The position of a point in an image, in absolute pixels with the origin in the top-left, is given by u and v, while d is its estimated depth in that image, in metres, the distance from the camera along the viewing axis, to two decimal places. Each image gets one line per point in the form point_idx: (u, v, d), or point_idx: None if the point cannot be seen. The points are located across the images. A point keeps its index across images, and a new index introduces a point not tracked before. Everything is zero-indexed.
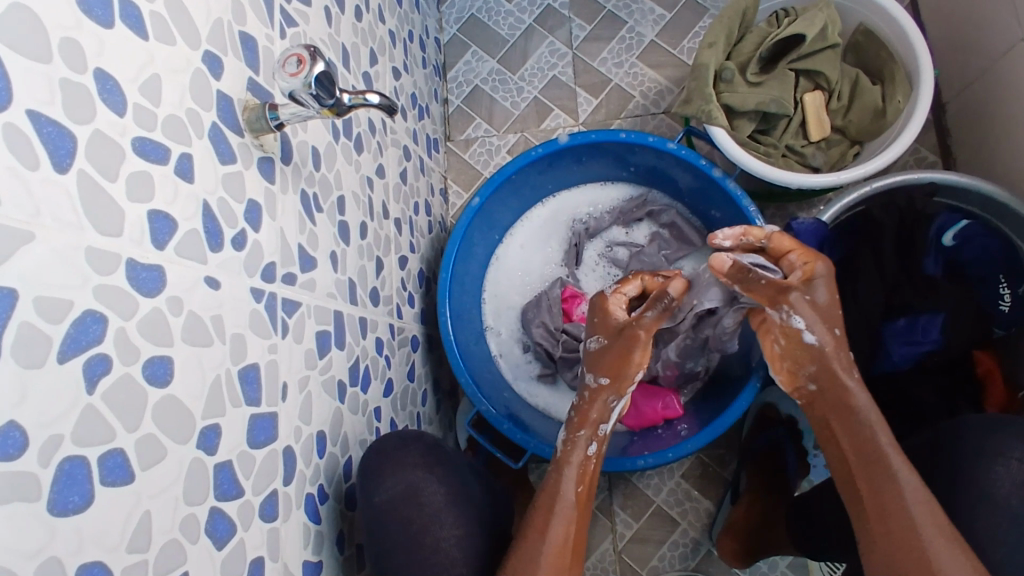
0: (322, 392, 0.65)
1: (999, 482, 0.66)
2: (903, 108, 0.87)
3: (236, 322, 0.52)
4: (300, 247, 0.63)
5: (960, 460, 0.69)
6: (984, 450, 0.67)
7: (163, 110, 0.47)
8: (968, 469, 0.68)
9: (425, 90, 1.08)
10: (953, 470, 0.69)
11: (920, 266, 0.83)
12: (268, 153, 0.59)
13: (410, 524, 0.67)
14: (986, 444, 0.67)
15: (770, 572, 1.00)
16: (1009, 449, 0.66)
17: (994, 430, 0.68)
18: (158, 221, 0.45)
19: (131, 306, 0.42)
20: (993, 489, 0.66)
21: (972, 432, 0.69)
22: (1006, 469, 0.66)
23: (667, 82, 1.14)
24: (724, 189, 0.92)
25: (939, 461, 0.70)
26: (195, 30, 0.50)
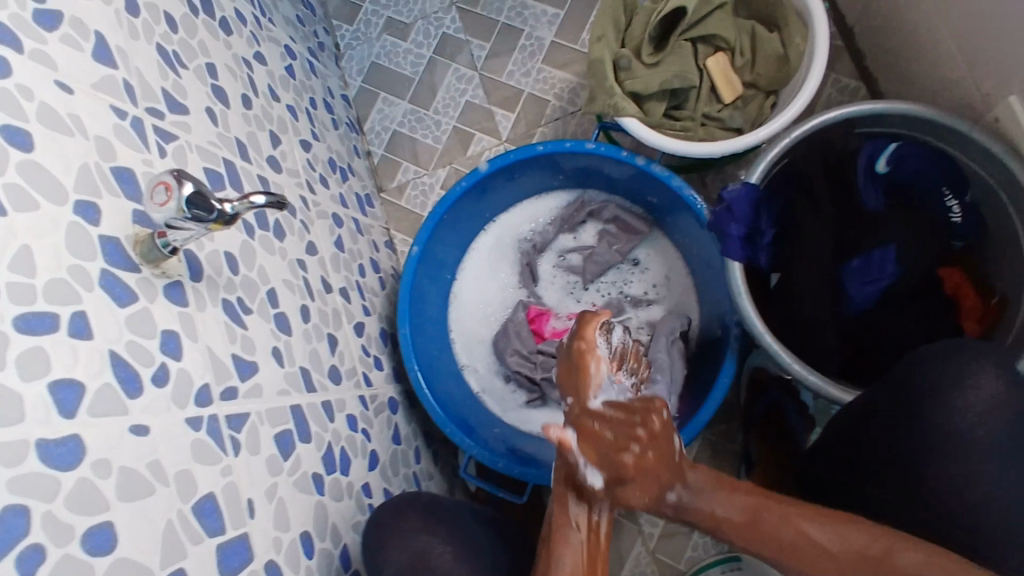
0: (296, 492, 0.64)
1: (968, 411, 0.66)
2: (804, 50, 0.87)
3: (178, 459, 0.51)
4: (234, 357, 0.62)
5: (920, 402, 0.68)
6: (951, 382, 0.66)
7: (42, 277, 0.46)
8: (929, 409, 0.67)
9: (342, 150, 1.08)
10: (920, 408, 0.68)
11: (862, 204, 0.84)
12: (173, 277, 0.58)
13: None
14: (949, 377, 0.67)
15: None
16: (967, 378, 0.66)
17: (952, 360, 0.67)
18: (62, 390, 0.44)
19: (52, 485, 0.41)
20: (967, 419, 0.66)
21: (927, 367, 0.68)
22: (967, 399, 0.66)
23: (577, 79, 1.13)
24: (653, 174, 0.91)
25: (903, 407, 0.69)
26: (60, 185, 0.49)
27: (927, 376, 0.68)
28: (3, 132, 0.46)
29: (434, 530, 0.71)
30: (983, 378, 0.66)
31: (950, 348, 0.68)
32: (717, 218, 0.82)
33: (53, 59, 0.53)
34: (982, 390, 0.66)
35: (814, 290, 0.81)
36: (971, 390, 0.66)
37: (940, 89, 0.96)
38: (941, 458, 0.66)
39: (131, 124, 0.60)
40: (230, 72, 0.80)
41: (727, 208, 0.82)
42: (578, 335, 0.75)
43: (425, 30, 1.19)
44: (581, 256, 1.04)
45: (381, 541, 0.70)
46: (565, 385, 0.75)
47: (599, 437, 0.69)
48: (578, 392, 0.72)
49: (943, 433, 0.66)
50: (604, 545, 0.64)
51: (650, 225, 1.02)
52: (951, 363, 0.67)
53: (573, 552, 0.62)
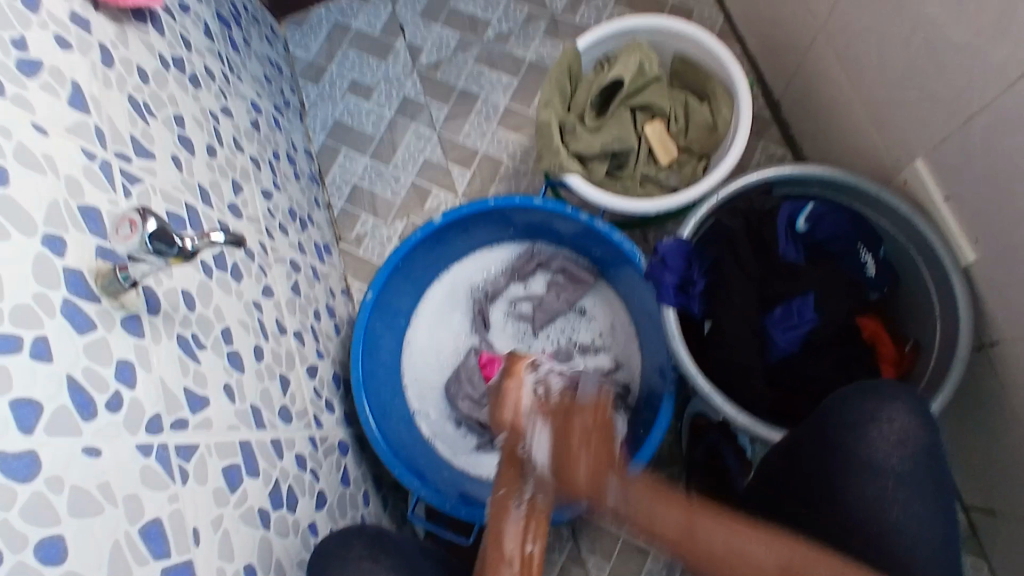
0: (240, 526, 0.65)
1: (882, 446, 0.70)
2: (730, 119, 0.96)
3: (126, 484, 0.54)
4: (186, 390, 0.64)
5: (836, 434, 0.72)
6: (863, 416, 0.71)
7: (9, 302, 0.48)
8: (845, 440, 0.71)
9: (303, 201, 1.12)
10: (832, 437, 0.72)
11: (782, 255, 0.91)
12: (132, 310, 0.60)
13: None
14: (864, 411, 0.72)
15: None
16: (880, 412, 0.71)
17: (864, 394, 0.73)
18: (22, 408, 0.47)
19: (10, 496, 0.44)
20: (882, 453, 0.70)
21: (850, 402, 0.73)
22: (881, 430, 0.70)
23: (529, 141, 1.21)
24: (595, 228, 0.98)
25: (822, 439, 0.73)
26: (30, 218, 0.52)
27: (834, 407, 0.73)
28: None
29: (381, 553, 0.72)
30: (897, 413, 0.71)
31: (865, 386, 0.74)
32: (652, 269, 0.89)
33: (31, 102, 0.56)
34: (895, 424, 0.71)
35: (741, 337, 0.87)
36: (881, 424, 0.71)
37: (856, 156, 1.07)
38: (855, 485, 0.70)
39: (100, 166, 0.63)
40: (197, 123, 0.85)
41: (661, 260, 0.88)
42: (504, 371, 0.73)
43: (387, 92, 1.27)
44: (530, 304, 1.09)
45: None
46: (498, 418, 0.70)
47: (531, 463, 0.65)
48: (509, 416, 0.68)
49: (858, 465, 0.70)
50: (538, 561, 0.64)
51: (595, 276, 1.08)
52: (864, 398, 0.73)
53: (515, 538, 0.64)
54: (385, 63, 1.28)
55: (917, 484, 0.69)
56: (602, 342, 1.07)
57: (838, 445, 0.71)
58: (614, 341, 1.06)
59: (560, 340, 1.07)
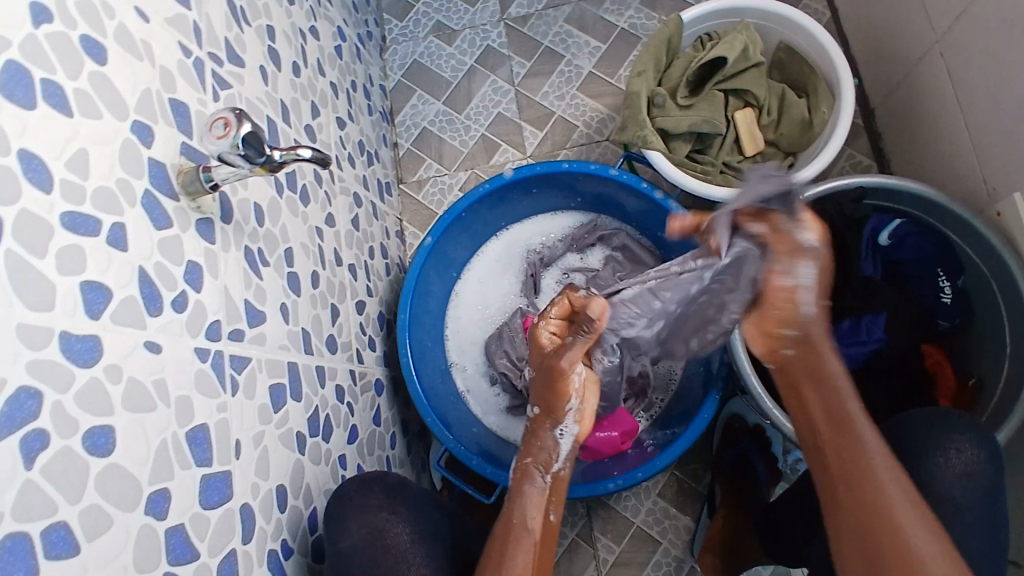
0: (279, 445, 0.65)
1: (942, 476, 0.70)
2: (828, 118, 0.92)
3: (180, 384, 0.52)
4: (246, 302, 0.64)
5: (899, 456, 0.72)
6: (929, 443, 0.71)
7: (93, 182, 0.47)
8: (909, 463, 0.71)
9: (372, 136, 1.10)
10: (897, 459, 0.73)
11: (859, 269, 0.87)
12: (206, 215, 0.60)
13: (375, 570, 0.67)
14: (932, 438, 0.72)
15: None
16: (949, 441, 0.71)
17: (934, 422, 0.72)
18: (92, 291, 0.45)
19: (68, 377, 0.42)
20: (940, 480, 0.70)
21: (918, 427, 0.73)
22: (947, 459, 0.70)
23: (607, 110, 1.18)
24: (667, 210, 0.94)
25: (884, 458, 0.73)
26: (123, 103, 0.51)
27: (905, 431, 0.74)
28: (83, 41, 0.48)
29: (399, 506, 0.72)
30: (966, 445, 0.71)
31: (936, 412, 0.74)
32: None
33: None
34: (963, 454, 0.70)
35: None
36: (948, 454, 0.71)
37: (949, 180, 1.01)
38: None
39: (193, 63, 0.62)
40: (286, 38, 0.83)
41: None
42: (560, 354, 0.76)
43: (470, 39, 1.23)
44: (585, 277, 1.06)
45: (339, 511, 0.69)
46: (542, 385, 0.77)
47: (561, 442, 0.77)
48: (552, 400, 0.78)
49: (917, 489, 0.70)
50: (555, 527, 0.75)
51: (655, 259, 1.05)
52: (934, 425, 0.72)
53: (536, 507, 0.74)
54: (473, 9, 1.24)
55: (972, 518, 0.69)
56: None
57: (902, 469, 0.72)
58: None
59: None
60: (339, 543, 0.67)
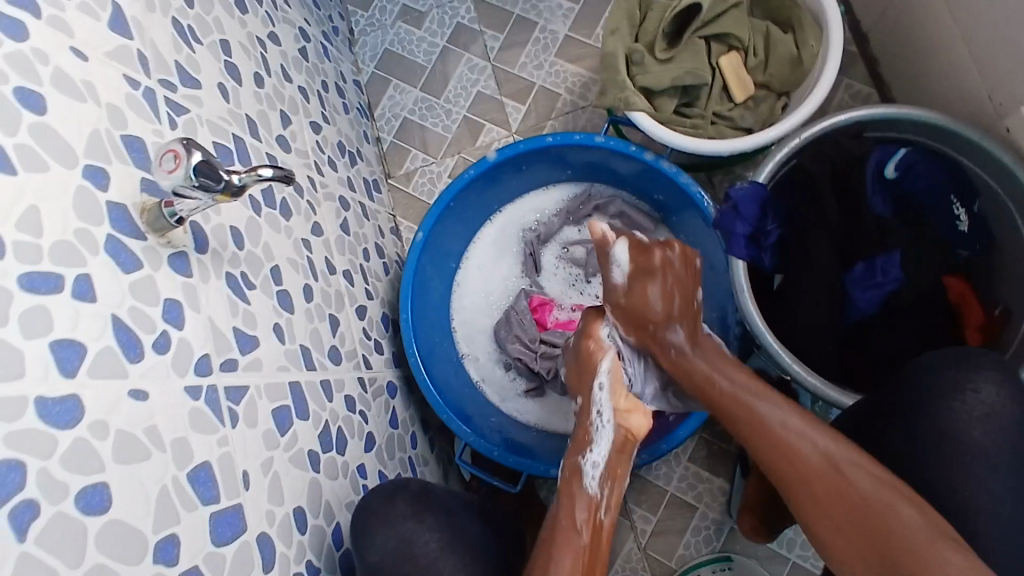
0: (292, 468, 0.64)
1: (968, 422, 0.67)
2: (817, 52, 0.87)
3: (175, 427, 0.51)
4: (236, 330, 0.63)
5: (919, 399, 0.69)
6: (952, 386, 0.68)
7: (49, 238, 0.46)
8: (929, 408, 0.68)
9: (352, 135, 1.08)
10: (923, 405, 0.69)
11: (868, 207, 0.83)
12: (179, 248, 0.58)
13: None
14: (953, 379, 0.69)
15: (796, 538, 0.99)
16: (972, 382, 0.68)
17: (965, 360, 0.69)
18: (64, 349, 0.44)
19: (50, 443, 0.41)
20: (965, 425, 0.67)
21: (930, 371, 0.70)
22: (965, 400, 0.68)
23: (589, 73, 1.13)
24: (660, 170, 0.91)
25: (905, 402, 0.70)
26: (71, 150, 0.50)
27: (929, 376, 0.70)
28: (16, 92, 0.46)
29: (425, 514, 0.73)
30: (983, 385, 0.68)
31: (954, 352, 0.71)
32: (722, 217, 0.82)
33: (68, 24, 0.53)
34: (982, 395, 0.68)
35: (812, 295, 0.81)
36: (970, 395, 0.68)
37: (953, 99, 0.96)
38: (937, 457, 0.67)
39: (143, 94, 0.60)
40: (243, 49, 0.81)
41: (733, 207, 0.82)
42: (586, 333, 0.84)
43: (439, 19, 1.19)
44: (585, 249, 1.04)
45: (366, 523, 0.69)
46: (578, 376, 0.84)
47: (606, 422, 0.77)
48: (587, 383, 0.81)
49: (946, 438, 0.67)
50: (607, 528, 0.72)
51: (656, 222, 1.02)
52: (949, 366, 0.70)
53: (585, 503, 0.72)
54: None
55: (1006, 466, 0.65)
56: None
57: (926, 416, 0.69)
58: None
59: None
60: (368, 556, 0.68)
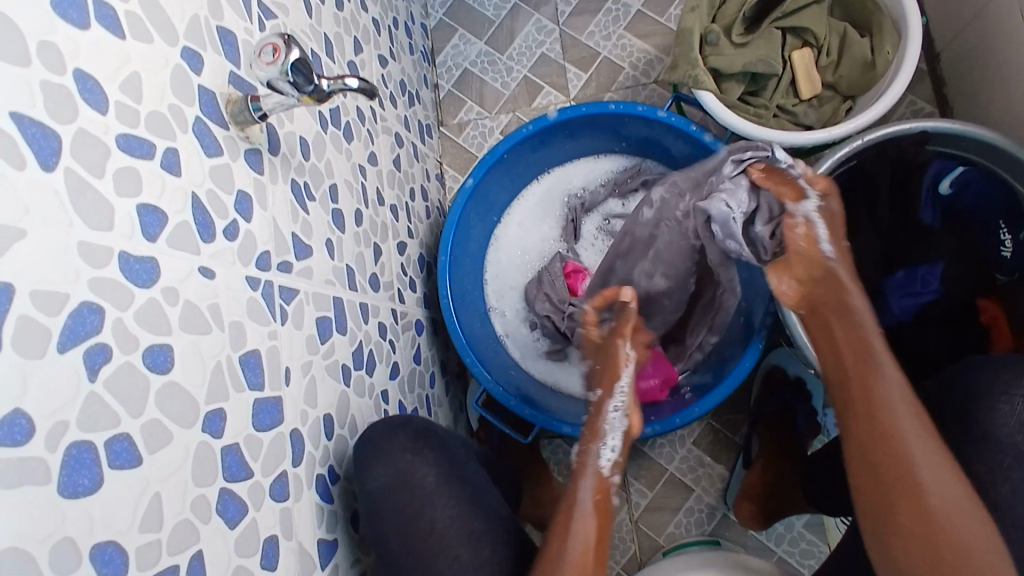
0: (326, 376, 0.66)
1: (1003, 421, 0.69)
2: (891, 60, 0.87)
3: (234, 310, 0.53)
4: (294, 236, 0.64)
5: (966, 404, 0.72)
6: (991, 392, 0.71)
7: (145, 107, 0.48)
8: (976, 408, 0.71)
9: (414, 76, 1.09)
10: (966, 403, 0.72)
11: (919, 216, 0.84)
12: (255, 145, 0.60)
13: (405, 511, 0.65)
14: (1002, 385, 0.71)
15: (786, 533, 1.01)
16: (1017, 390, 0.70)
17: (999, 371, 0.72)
18: (148, 215, 0.46)
19: (127, 297, 0.43)
20: (996, 427, 0.69)
21: (983, 371, 0.72)
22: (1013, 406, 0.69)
23: (656, 52, 1.14)
24: (715, 153, 0.91)
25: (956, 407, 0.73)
26: (172, 29, 0.51)
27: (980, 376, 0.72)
28: None
29: (426, 448, 0.70)
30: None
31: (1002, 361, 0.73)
32: None
33: None
34: None
35: (849, 296, 0.84)
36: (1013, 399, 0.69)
37: (1015, 128, 0.96)
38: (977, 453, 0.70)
39: None
40: None
41: None
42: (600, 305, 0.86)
43: None
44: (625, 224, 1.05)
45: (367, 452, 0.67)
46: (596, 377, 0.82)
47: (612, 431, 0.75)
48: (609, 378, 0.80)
49: (981, 438, 0.70)
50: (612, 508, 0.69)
51: None
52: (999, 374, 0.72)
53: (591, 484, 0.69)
54: None
55: None
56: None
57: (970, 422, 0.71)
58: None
59: None
60: (368, 483, 0.65)
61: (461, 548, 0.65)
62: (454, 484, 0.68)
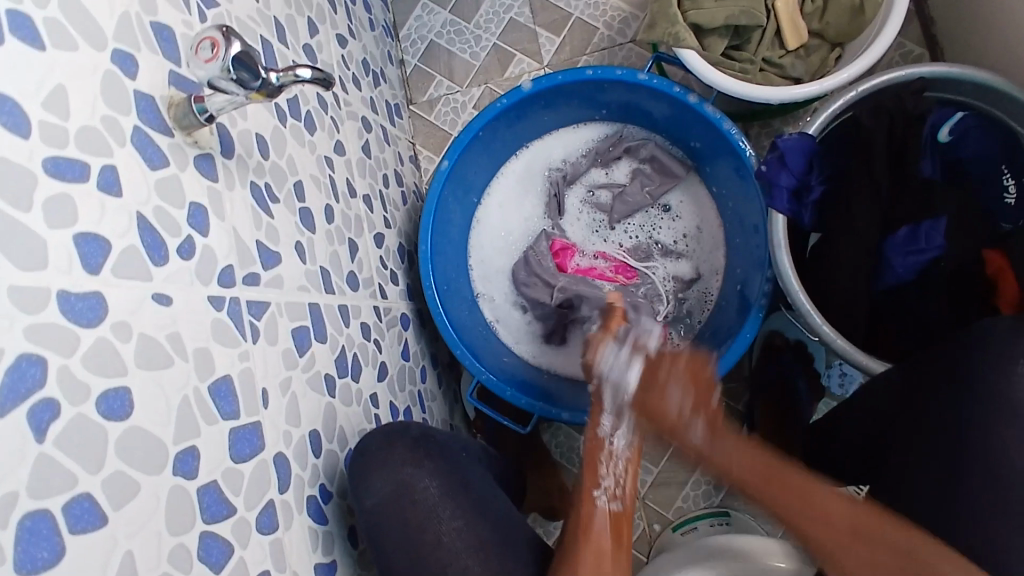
0: (309, 390, 0.62)
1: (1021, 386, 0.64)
2: (882, 1, 0.82)
3: (197, 336, 0.49)
4: (259, 244, 0.59)
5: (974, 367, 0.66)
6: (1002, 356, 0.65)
7: (74, 122, 0.42)
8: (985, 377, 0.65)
9: (377, 53, 1.02)
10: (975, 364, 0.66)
11: (919, 168, 0.80)
12: (205, 150, 0.54)
13: (407, 524, 0.64)
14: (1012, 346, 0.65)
15: None
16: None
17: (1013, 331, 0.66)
18: (88, 244, 0.41)
19: (72, 340, 0.38)
20: (1011, 392, 0.64)
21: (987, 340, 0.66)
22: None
23: (631, 9, 1.07)
24: (701, 114, 0.86)
25: (959, 368, 0.67)
26: (99, 29, 0.45)
27: (984, 339, 0.67)
28: None
29: (425, 457, 0.67)
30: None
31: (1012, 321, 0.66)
32: (767, 168, 0.81)
33: None
34: None
35: (849, 260, 0.79)
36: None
37: (1010, 66, 0.92)
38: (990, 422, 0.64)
39: None
40: None
41: (780, 157, 0.80)
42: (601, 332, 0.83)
43: None
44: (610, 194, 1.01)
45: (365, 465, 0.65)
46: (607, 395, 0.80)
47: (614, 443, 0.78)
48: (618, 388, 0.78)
49: (995, 403, 0.64)
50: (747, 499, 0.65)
51: (688, 170, 0.98)
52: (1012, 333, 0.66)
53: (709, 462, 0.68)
54: None
55: None
56: (684, 241, 0.99)
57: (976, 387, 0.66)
58: (696, 244, 0.99)
59: (639, 236, 1.00)
60: (364, 500, 0.63)
61: (468, 559, 0.64)
62: (458, 493, 0.67)
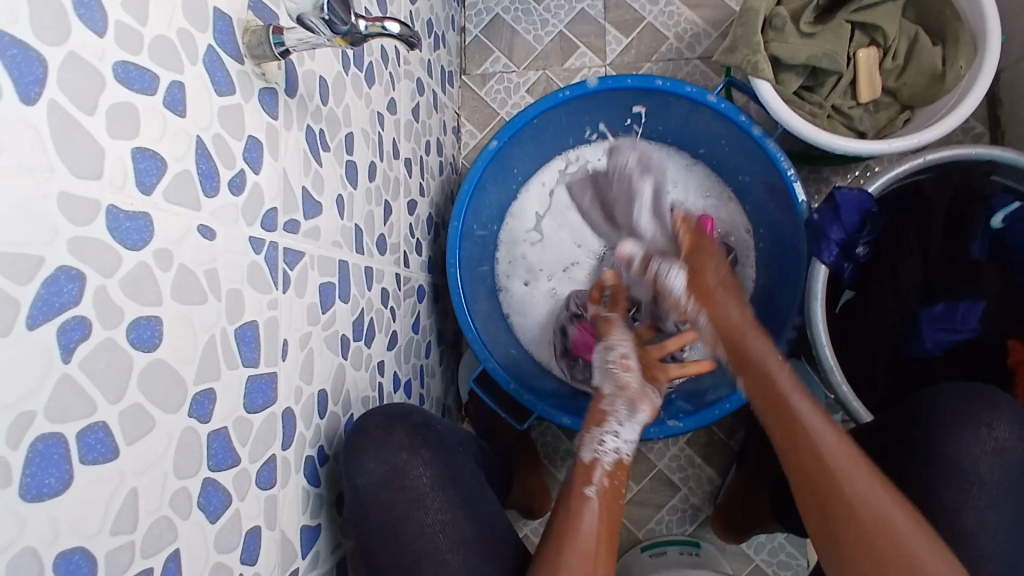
0: (324, 348, 0.60)
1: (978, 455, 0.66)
2: (962, 75, 0.82)
3: (233, 276, 0.47)
4: (304, 190, 0.57)
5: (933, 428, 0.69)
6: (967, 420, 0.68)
7: (151, 30, 0.40)
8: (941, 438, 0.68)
9: (442, 16, 0.99)
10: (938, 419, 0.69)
11: (968, 249, 0.81)
12: (271, 84, 0.52)
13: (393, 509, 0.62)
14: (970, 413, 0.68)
15: (756, 554, 1.00)
16: (983, 417, 0.68)
17: (968, 400, 0.69)
18: (144, 160, 0.39)
19: (114, 261, 0.36)
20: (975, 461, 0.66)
21: (946, 405, 0.69)
22: (978, 435, 0.67)
23: (704, 24, 1.05)
24: (763, 148, 0.84)
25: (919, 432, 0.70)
26: None
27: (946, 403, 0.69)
28: None
29: (422, 448, 0.67)
30: (997, 422, 0.68)
31: (970, 391, 0.70)
32: (819, 218, 0.81)
33: None
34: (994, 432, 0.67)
35: (884, 322, 0.82)
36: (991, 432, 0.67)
37: None
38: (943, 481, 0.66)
39: None
40: None
41: (835, 210, 0.80)
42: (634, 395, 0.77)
43: None
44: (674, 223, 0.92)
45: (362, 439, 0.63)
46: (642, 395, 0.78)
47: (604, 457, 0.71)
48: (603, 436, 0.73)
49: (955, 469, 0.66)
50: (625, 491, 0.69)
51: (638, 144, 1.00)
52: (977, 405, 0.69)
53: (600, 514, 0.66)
54: None
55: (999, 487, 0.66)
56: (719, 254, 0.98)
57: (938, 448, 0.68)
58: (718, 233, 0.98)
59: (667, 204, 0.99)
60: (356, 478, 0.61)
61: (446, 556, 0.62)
62: (442, 490, 0.66)
